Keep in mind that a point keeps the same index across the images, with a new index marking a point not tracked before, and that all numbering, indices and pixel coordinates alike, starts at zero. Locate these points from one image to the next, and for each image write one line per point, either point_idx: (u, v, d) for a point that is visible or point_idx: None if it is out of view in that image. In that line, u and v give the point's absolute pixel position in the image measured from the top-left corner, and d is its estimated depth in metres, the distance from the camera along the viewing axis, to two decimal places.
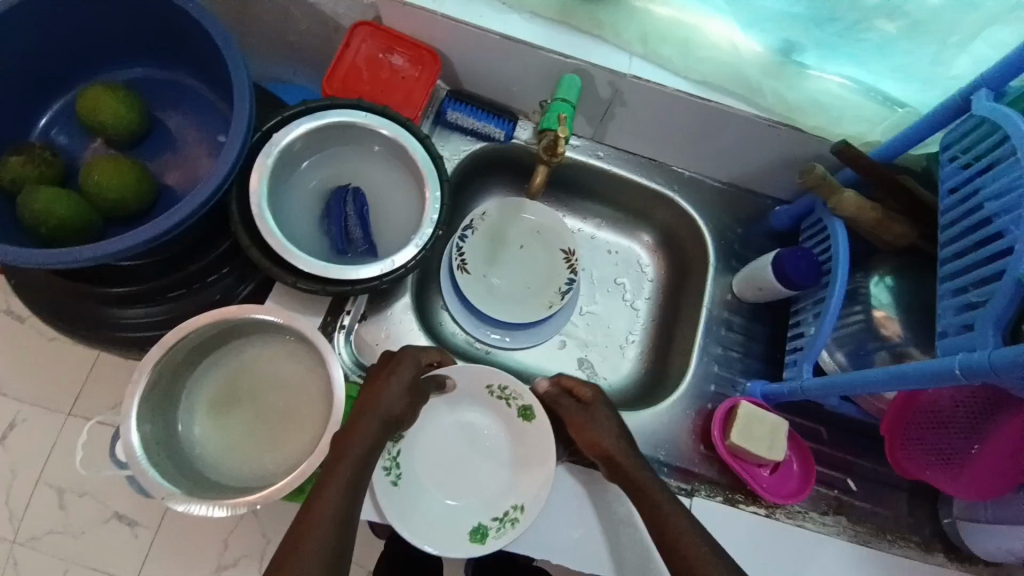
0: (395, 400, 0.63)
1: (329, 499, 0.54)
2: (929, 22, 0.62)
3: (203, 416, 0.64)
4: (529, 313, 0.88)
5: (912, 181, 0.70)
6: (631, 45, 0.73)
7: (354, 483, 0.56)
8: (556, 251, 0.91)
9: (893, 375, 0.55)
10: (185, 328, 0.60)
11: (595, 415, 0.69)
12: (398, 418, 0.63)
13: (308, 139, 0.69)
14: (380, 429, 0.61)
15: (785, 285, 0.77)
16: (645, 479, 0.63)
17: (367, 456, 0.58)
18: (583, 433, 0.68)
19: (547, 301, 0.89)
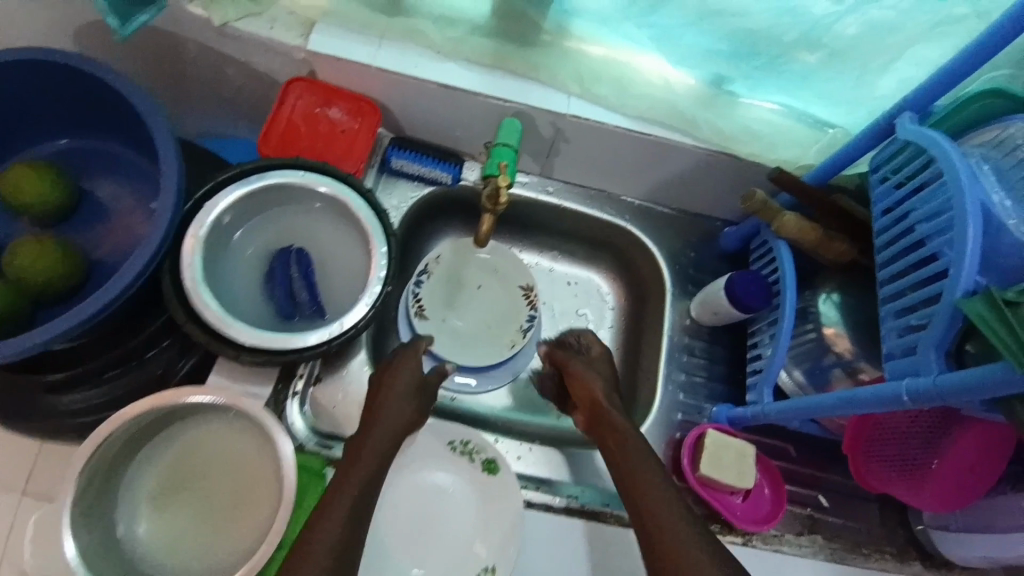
0: (406, 407, 0.63)
1: (347, 495, 0.53)
2: (846, 51, 0.65)
3: (148, 511, 0.61)
4: (492, 355, 0.86)
5: (847, 201, 0.72)
6: (568, 85, 0.74)
7: (373, 483, 0.56)
8: (515, 289, 0.89)
9: (847, 399, 0.56)
10: (121, 417, 0.57)
11: (592, 368, 0.71)
12: (409, 424, 0.63)
13: (238, 211, 0.67)
14: (397, 434, 0.61)
15: (737, 307, 0.77)
16: (624, 426, 0.64)
17: (383, 462, 0.58)
18: (579, 376, 0.70)
19: (509, 340, 0.86)
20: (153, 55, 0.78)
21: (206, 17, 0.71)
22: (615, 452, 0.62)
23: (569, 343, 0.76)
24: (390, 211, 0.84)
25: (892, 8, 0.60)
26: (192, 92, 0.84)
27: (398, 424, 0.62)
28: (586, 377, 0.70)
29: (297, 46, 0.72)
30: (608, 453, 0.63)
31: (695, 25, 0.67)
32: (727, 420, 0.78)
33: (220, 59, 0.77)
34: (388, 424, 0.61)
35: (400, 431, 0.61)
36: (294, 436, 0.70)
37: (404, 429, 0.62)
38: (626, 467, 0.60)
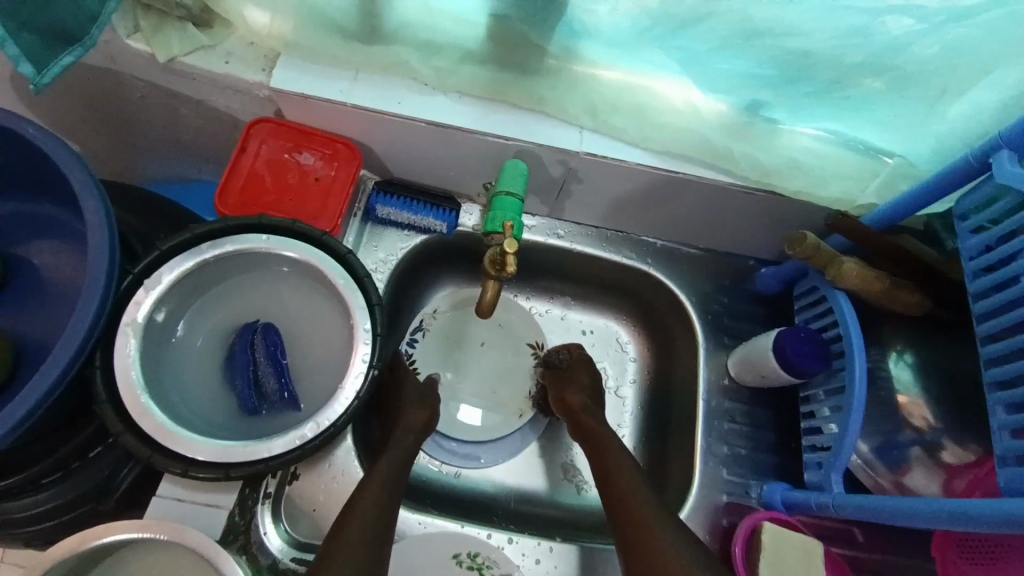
0: (418, 409, 0.65)
1: (365, 504, 0.52)
2: (914, 75, 0.53)
3: None
4: (499, 428, 0.75)
5: (914, 245, 0.61)
6: (579, 118, 0.63)
7: (390, 486, 0.55)
8: (522, 346, 0.78)
9: (955, 514, 0.46)
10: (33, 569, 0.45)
11: (574, 376, 0.71)
12: (426, 425, 0.64)
13: (174, 304, 0.55)
14: (405, 446, 0.60)
15: (789, 371, 0.66)
16: (601, 429, 0.64)
17: (399, 468, 0.57)
18: (561, 388, 0.69)
19: (517, 409, 0.75)
20: (95, 97, 0.67)
21: (148, 53, 0.60)
22: (598, 457, 0.61)
23: (550, 360, 0.74)
24: (378, 265, 0.73)
25: (979, 26, 0.48)
26: (144, 136, 0.73)
27: (410, 430, 0.62)
28: (571, 386, 0.69)
29: (259, 83, 0.62)
30: (593, 456, 0.62)
31: (731, 48, 0.55)
32: (783, 503, 0.66)
33: (172, 99, 0.66)
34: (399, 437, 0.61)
35: (409, 443, 0.61)
36: (267, 554, 0.57)
37: (413, 441, 0.61)
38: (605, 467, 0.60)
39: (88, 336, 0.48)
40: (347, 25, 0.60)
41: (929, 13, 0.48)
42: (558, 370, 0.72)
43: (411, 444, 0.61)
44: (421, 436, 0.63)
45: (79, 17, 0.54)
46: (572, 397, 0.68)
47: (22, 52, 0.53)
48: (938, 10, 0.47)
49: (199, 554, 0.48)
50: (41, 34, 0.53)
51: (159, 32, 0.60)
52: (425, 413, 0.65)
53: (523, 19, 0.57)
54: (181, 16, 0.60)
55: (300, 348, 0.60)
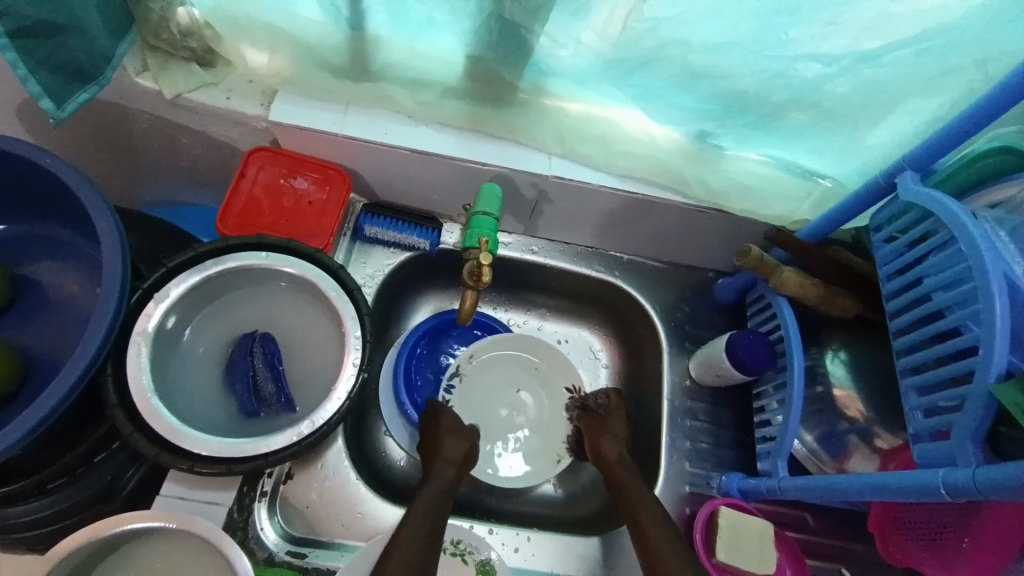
0: (461, 444, 0.67)
1: (408, 537, 0.54)
2: (835, 110, 0.62)
3: None
4: (536, 473, 0.75)
5: (846, 253, 0.69)
6: (549, 145, 0.71)
7: (433, 520, 0.57)
8: (559, 389, 0.79)
9: (873, 486, 0.51)
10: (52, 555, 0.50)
11: (611, 426, 0.72)
12: (467, 460, 0.66)
13: (182, 311, 0.61)
14: (444, 478, 0.63)
15: (740, 370, 0.73)
16: (632, 482, 0.64)
17: (440, 501, 0.60)
18: (596, 439, 0.70)
19: (555, 454, 0.76)
20: (101, 129, 0.73)
21: (156, 89, 0.67)
22: (628, 505, 0.62)
23: (588, 403, 0.76)
24: (366, 281, 0.79)
25: (886, 66, 0.56)
26: (147, 163, 0.79)
27: (448, 464, 0.65)
28: (605, 436, 0.70)
29: (258, 116, 0.68)
30: (624, 508, 0.62)
31: (678, 87, 0.63)
32: (739, 491, 0.72)
33: (176, 130, 0.72)
34: (441, 478, 0.63)
35: (448, 476, 0.63)
36: (263, 547, 0.62)
37: (454, 472, 0.64)
38: (635, 513, 0.60)
39: (101, 347, 0.53)
40: (340, 63, 0.67)
41: (836, 58, 0.55)
42: (596, 415, 0.74)
43: (450, 478, 0.63)
44: (461, 468, 0.65)
45: (94, 57, 0.61)
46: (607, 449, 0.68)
47: (43, 89, 0.60)
48: (843, 55, 0.55)
49: (204, 540, 0.53)
50: (58, 73, 0.60)
51: (166, 71, 0.66)
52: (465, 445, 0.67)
53: (496, 59, 0.64)
54: (186, 57, 0.67)
55: (295, 355, 0.65)
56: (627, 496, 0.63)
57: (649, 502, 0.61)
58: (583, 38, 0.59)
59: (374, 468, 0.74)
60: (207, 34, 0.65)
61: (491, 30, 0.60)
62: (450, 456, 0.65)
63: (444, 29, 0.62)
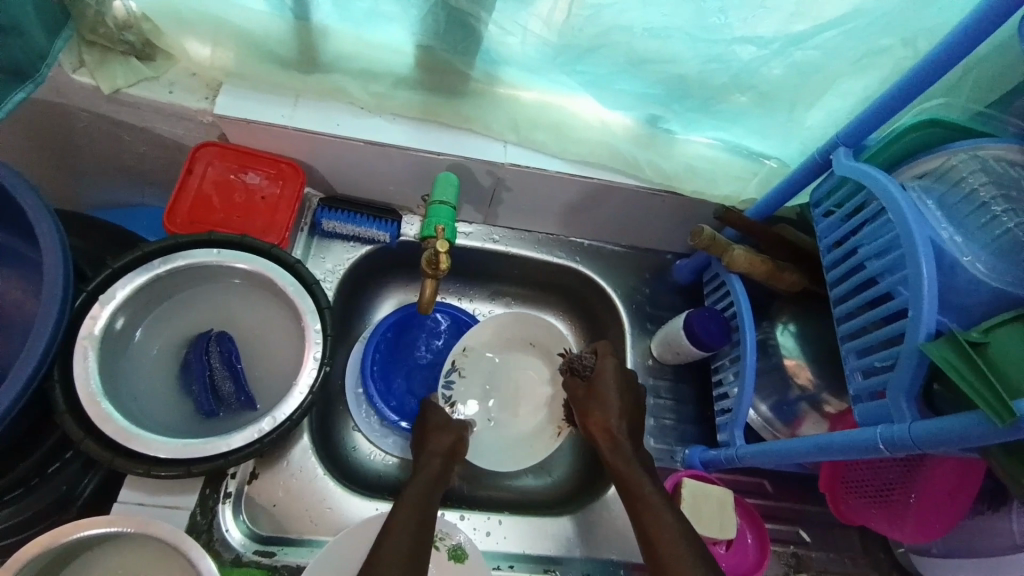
0: (452, 440, 0.68)
1: (399, 525, 0.54)
2: (774, 92, 0.64)
3: None
4: (540, 449, 0.74)
5: (790, 231, 0.72)
6: (503, 134, 0.71)
7: (422, 510, 0.56)
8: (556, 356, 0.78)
9: (820, 446, 0.54)
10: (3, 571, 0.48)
11: (600, 392, 0.67)
12: (452, 453, 0.67)
13: (132, 311, 0.59)
14: (429, 472, 0.62)
15: (698, 347, 0.75)
16: (629, 471, 0.62)
17: (427, 493, 0.59)
18: (585, 410, 0.67)
19: (555, 428, 0.76)
20: (34, 129, 0.70)
21: (93, 86, 0.64)
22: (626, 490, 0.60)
23: (575, 365, 0.71)
24: (326, 276, 0.78)
25: (817, 48, 0.58)
26: (90, 163, 0.76)
27: (434, 456, 0.65)
28: (598, 409, 0.66)
29: (203, 110, 0.66)
30: (625, 497, 0.60)
31: (625, 73, 0.64)
32: (700, 463, 0.75)
33: (117, 127, 0.70)
34: (428, 470, 0.63)
35: (434, 468, 0.63)
36: (229, 548, 0.61)
37: (440, 464, 0.64)
38: (636, 502, 0.59)
39: (46, 352, 0.51)
40: (286, 55, 0.66)
41: (770, 41, 0.58)
42: (582, 380, 0.70)
43: (436, 470, 0.63)
44: (445, 460, 0.65)
45: (30, 55, 0.61)
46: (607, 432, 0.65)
47: None
48: (775, 38, 0.57)
49: (166, 543, 0.52)
50: None
51: (104, 66, 0.64)
52: (455, 436, 0.68)
53: (445, 49, 0.64)
54: (124, 51, 0.65)
55: (254, 352, 0.65)
56: (624, 483, 0.61)
57: (650, 493, 0.59)
58: (530, 26, 0.60)
59: (343, 463, 0.74)
60: (144, 27, 0.63)
61: (438, 19, 0.60)
62: (436, 449, 0.66)
63: (390, 19, 0.62)
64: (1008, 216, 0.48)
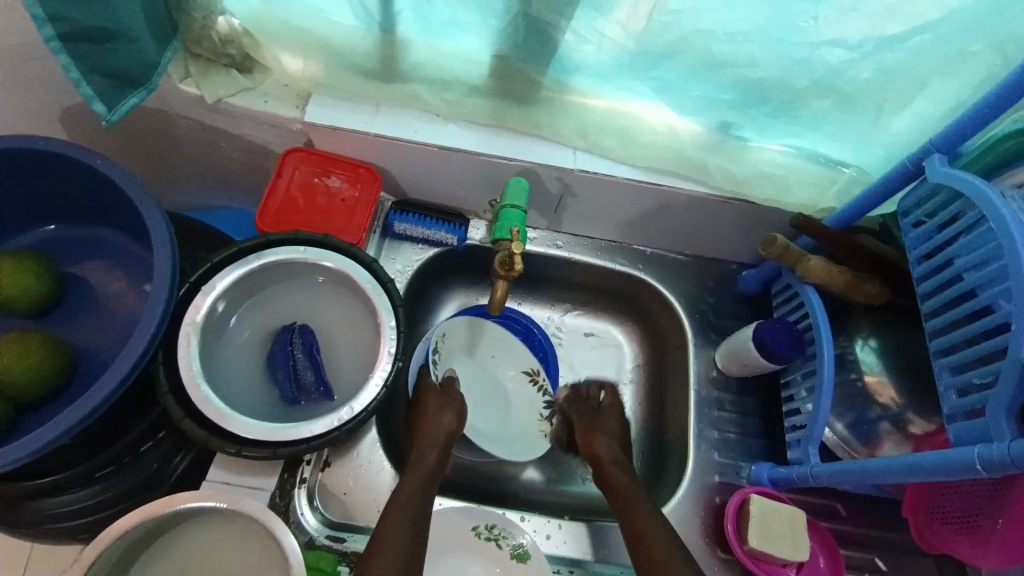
0: (453, 420, 0.69)
1: (397, 518, 0.57)
2: (858, 97, 0.62)
3: None
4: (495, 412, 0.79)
5: (872, 241, 0.69)
6: (572, 140, 0.72)
7: (422, 504, 0.59)
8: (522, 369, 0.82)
9: (907, 466, 0.52)
10: (106, 536, 0.52)
11: (604, 425, 0.75)
12: (451, 434, 0.68)
13: (231, 298, 0.64)
14: (423, 466, 0.64)
15: (768, 358, 0.73)
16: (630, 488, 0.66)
17: (422, 493, 0.61)
18: (591, 435, 0.74)
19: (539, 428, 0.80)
20: (142, 134, 0.77)
21: (198, 94, 0.70)
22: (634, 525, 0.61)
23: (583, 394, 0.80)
24: (395, 276, 0.81)
25: (907, 51, 0.56)
26: (187, 166, 0.82)
27: (432, 444, 0.66)
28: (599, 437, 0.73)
29: (293, 118, 0.71)
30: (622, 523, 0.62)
31: (701, 77, 0.64)
32: (769, 480, 0.72)
33: (214, 133, 0.75)
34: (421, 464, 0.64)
35: (428, 462, 0.64)
36: (304, 531, 0.65)
37: (436, 457, 0.65)
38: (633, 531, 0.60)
39: (154, 335, 0.56)
40: (368, 65, 0.70)
41: (858, 44, 0.56)
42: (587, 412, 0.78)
43: (429, 465, 0.64)
44: (443, 452, 0.66)
45: (141, 64, 0.63)
46: (613, 476, 0.68)
47: (94, 92, 0.62)
48: (864, 41, 0.56)
49: (252, 519, 0.56)
50: (108, 78, 0.62)
51: (207, 77, 0.69)
52: (449, 429, 0.68)
53: (521, 57, 0.66)
54: (226, 64, 0.70)
55: (331, 347, 0.68)
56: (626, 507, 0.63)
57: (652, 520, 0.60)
58: (607, 32, 0.60)
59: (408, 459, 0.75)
60: (244, 41, 0.68)
61: (517, 28, 0.62)
62: (437, 432, 0.68)
63: (469, 29, 0.64)
64: None
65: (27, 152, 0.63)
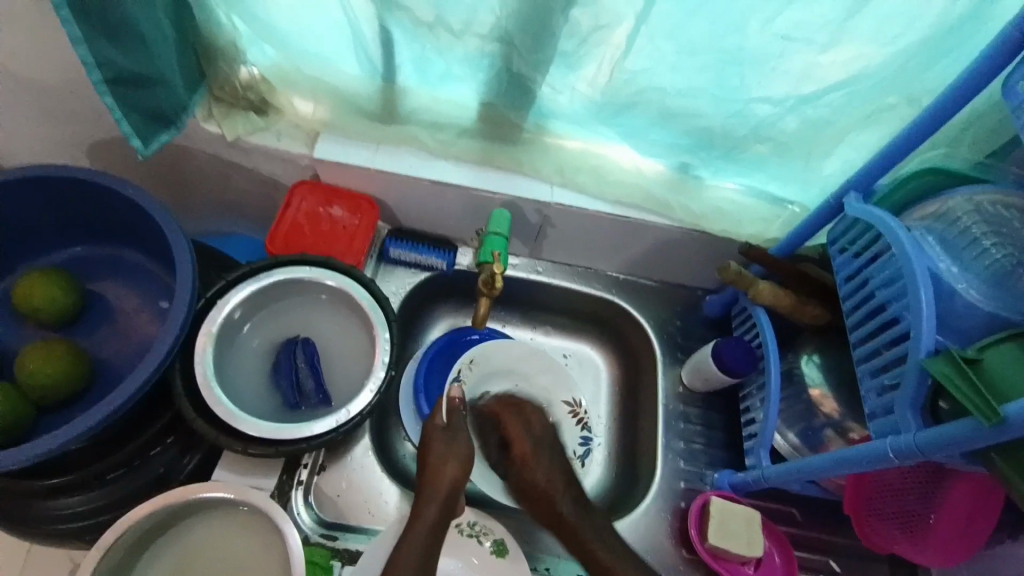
0: (453, 467, 0.68)
1: (406, 555, 0.62)
2: (791, 143, 0.72)
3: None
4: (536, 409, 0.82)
5: (813, 267, 0.78)
6: (550, 176, 0.82)
7: (430, 540, 0.64)
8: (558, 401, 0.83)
9: (838, 460, 0.59)
10: (167, 498, 0.61)
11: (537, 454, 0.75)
12: (460, 475, 0.68)
13: (247, 306, 0.72)
14: (424, 521, 0.65)
15: (726, 373, 0.81)
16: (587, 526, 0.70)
17: (425, 551, 0.63)
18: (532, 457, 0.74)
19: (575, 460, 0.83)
20: (164, 166, 0.85)
21: (219, 133, 0.78)
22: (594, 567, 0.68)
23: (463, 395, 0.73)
24: (390, 297, 0.89)
25: (826, 106, 0.67)
26: (201, 195, 0.91)
27: (434, 499, 0.66)
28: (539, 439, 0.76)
29: (303, 154, 0.80)
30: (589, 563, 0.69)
31: (659, 125, 0.74)
32: (730, 485, 0.79)
33: (229, 167, 0.84)
34: (428, 504, 0.66)
35: (429, 517, 0.65)
36: (300, 529, 0.71)
37: (439, 506, 0.66)
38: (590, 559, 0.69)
39: (174, 342, 0.63)
40: (371, 109, 0.79)
41: (782, 100, 0.67)
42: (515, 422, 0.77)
43: (429, 522, 0.65)
44: (446, 502, 0.67)
45: (173, 104, 0.72)
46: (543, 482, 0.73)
47: (133, 130, 0.70)
48: (788, 98, 0.66)
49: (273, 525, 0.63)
50: (146, 117, 0.71)
51: (228, 117, 0.78)
52: (451, 480, 0.68)
53: (505, 105, 0.76)
54: (245, 106, 0.79)
55: (331, 358, 0.75)
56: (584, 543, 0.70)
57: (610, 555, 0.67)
58: (578, 87, 0.71)
59: (398, 466, 0.80)
60: (263, 88, 0.78)
61: (502, 80, 0.72)
62: (438, 486, 0.67)
63: (461, 81, 0.74)
64: (996, 250, 0.55)
65: (65, 179, 0.71)
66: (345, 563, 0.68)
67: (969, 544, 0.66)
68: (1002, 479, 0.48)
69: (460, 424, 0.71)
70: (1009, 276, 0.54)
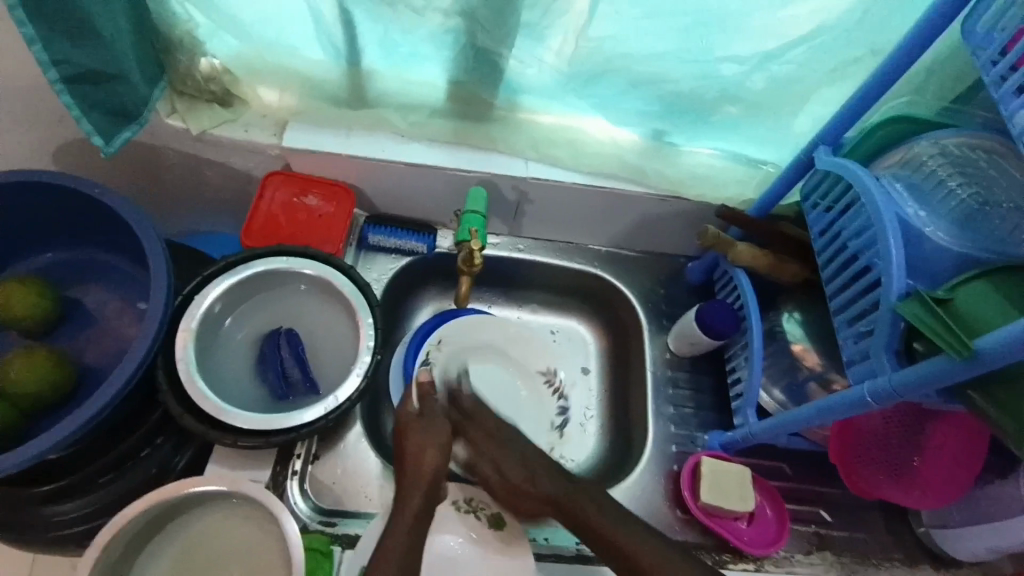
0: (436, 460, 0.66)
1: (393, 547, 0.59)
2: (761, 103, 0.73)
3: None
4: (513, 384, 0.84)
5: (791, 227, 0.78)
6: (524, 151, 0.81)
7: (416, 533, 0.61)
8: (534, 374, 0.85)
9: (821, 410, 0.60)
10: (160, 496, 0.61)
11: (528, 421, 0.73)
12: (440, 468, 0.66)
13: (227, 300, 0.71)
14: (410, 510, 0.63)
15: (711, 335, 0.82)
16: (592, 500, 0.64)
17: (412, 540, 0.60)
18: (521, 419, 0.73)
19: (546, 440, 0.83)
20: (133, 165, 0.84)
21: (184, 128, 0.77)
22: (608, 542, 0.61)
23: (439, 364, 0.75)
24: (372, 284, 0.88)
25: (792, 62, 0.67)
26: (174, 193, 0.89)
27: (417, 490, 0.64)
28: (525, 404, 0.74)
29: (272, 144, 0.79)
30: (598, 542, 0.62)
31: (630, 93, 0.74)
32: (721, 446, 0.80)
33: (199, 162, 0.83)
34: (412, 491, 0.64)
35: (416, 506, 0.63)
36: (298, 518, 0.71)
37: (422, 497, 0.64)
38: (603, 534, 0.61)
39: (154, 338, 0.62)
40: (338, 94, 0.78)
41: (747, 59, 0.67)
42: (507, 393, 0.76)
43: (414, 511, 0.62)
44: (429, 494, 0.65)
45: (137, 101, 0.70)
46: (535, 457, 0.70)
47: (94, 127, 0.68)
48: (753, 56, 0.66)
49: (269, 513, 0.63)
50: (109, 115, 0.69)
51: (193, 111, 0.76)
52: (433, 470, 0.66)
53: (474, 81, 0.75)
54: (209, 99, 0.77)
55: (316, 348, 0.75)
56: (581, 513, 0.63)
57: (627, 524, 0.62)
58: (545, 58, 0.70)
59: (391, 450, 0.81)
60: (225, 79, 0.76)
61: (469, 57, 0.71)
62: (419, 480, 0.65)
63: (428, 59, 0.73)
64: (962, 190, 0.56)
65: (29, 183, 0.69)
66: (345, 547, 0.69)
67: (957, 482, 0.68)
68: (978, 412, 0.49)
69: (433, 407, 0.71)
70: (977, 214, 0.55)
